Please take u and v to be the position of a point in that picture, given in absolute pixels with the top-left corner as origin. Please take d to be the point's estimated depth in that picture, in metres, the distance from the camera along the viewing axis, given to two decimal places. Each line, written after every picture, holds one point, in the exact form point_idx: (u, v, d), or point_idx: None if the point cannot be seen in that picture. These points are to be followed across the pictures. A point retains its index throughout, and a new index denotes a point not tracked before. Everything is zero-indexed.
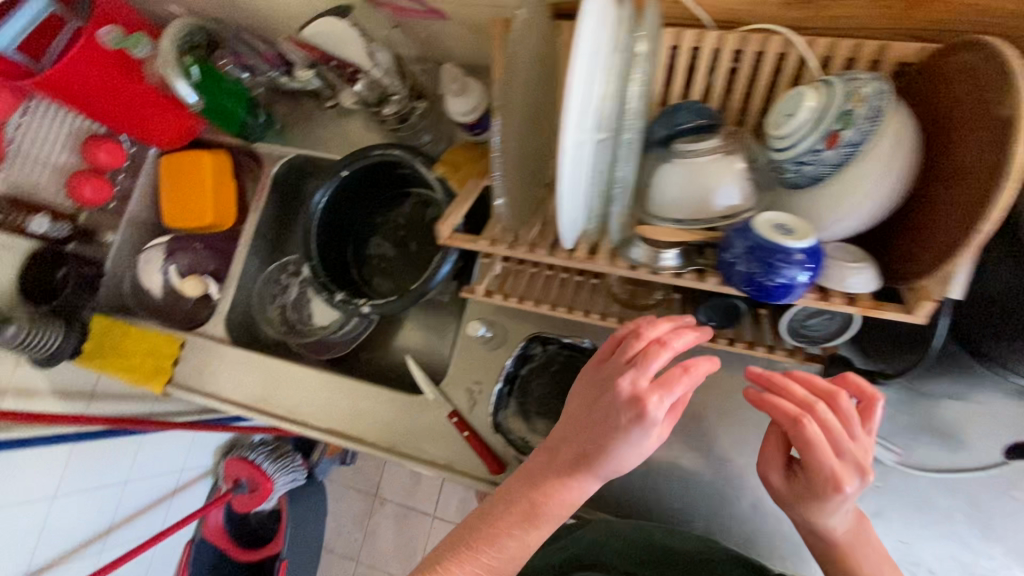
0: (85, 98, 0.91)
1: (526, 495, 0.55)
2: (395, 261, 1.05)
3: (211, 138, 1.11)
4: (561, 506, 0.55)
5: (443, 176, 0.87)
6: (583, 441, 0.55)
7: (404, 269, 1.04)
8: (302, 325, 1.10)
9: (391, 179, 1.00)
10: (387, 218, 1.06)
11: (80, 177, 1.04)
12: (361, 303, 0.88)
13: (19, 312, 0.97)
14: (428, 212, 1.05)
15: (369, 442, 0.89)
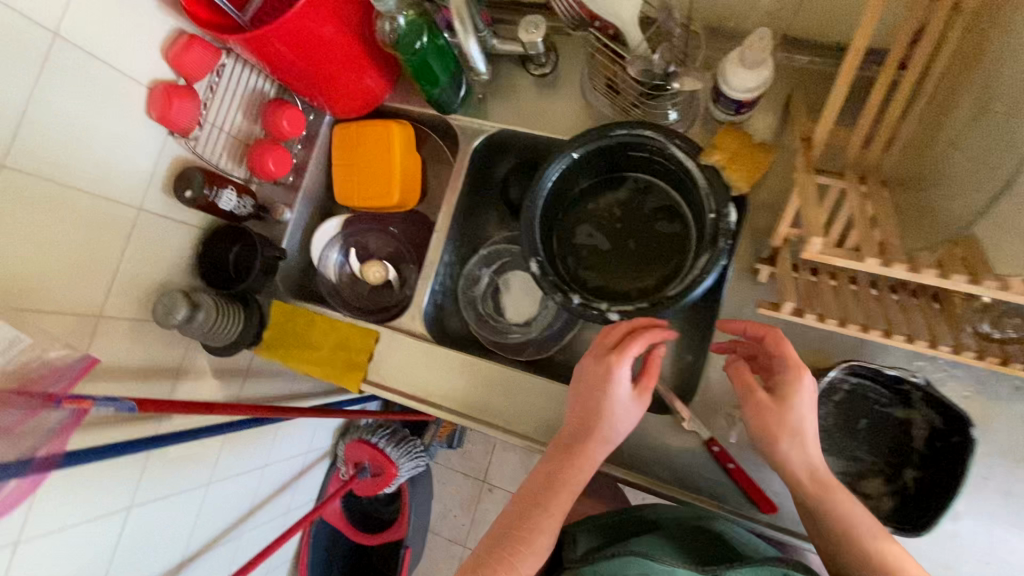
0: (293, 56, 0.79)
1: (577, 479, 0.71)
2: (608, 255, 0.93)
3: (394, 108, 1.00)
4: (588, 463, 0.71)
5: (718, 165, 0.76)
6: (585, 397, 0.72)
7: (620, 264, 0.92)
8: (495, 319, 0.99)
9: (619, 159, 0.87)
10: (599, 203, 0.93)
11: (260, 145, 0.93)
12: (608, 310, 0.77)
13: (205, 296, 0.88)
14: (649, 199, 0.92)
15: (602, 458, 0.82)
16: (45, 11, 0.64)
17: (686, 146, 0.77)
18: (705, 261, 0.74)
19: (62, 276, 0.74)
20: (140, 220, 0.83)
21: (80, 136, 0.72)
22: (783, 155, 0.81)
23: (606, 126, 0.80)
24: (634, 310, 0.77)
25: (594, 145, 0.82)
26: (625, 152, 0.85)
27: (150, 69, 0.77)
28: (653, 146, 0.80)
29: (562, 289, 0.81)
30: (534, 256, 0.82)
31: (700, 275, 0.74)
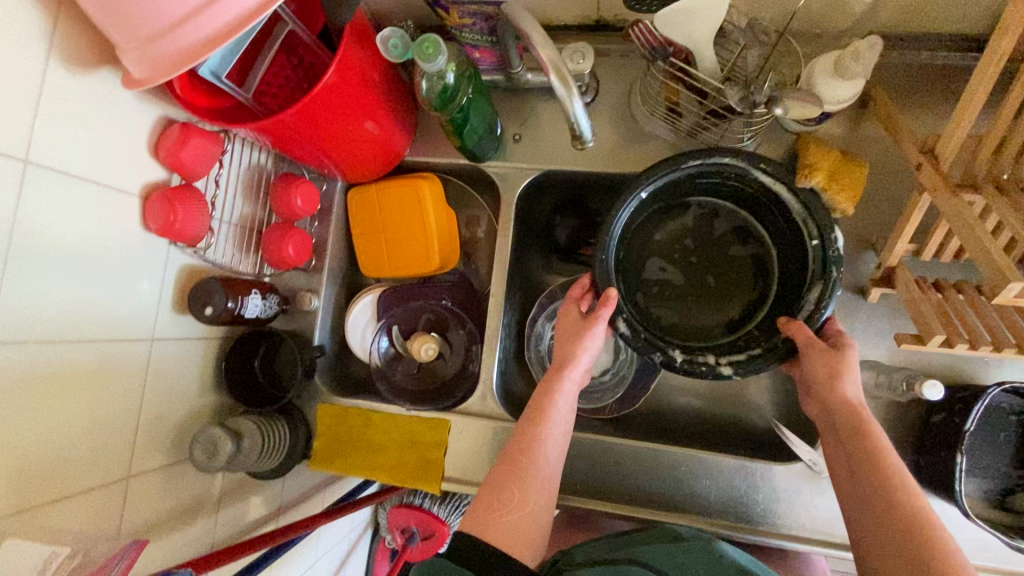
0: (308, 130, 0.66)
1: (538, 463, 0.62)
2: (682, 291, 0.82)
3: (414, 161, 0.88)
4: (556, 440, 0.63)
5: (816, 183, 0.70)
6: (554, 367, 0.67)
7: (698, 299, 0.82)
8: None
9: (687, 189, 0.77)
10: (664, 234, 0.83)
11: (272, 232, 0.79)
12: (723, 365, 0.64)
13: (243, 419, 0.75)
14: (718, 225, 0.82)
15: (731, 521, 0.74)
16: (9, 136, 0.49)
17: (774, 170, 0.69)
18: (817, 297, 0.66)
19: (77, 446, 0.60)
20: (156, 352, 0.69)
21: (72, 277, 0.57)
22: (868, 160, 0.75)
23: (677, 156, 0.70)
24: (750, 360, 0.65)
25: (667, 179, 0.71)
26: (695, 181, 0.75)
27: (139, 174, 0.63)
28: (729, 171, 0.71)
29: (658, 346, 0.67)
30: (619, 312, 0.68)
31: (818, 311, 0.65)
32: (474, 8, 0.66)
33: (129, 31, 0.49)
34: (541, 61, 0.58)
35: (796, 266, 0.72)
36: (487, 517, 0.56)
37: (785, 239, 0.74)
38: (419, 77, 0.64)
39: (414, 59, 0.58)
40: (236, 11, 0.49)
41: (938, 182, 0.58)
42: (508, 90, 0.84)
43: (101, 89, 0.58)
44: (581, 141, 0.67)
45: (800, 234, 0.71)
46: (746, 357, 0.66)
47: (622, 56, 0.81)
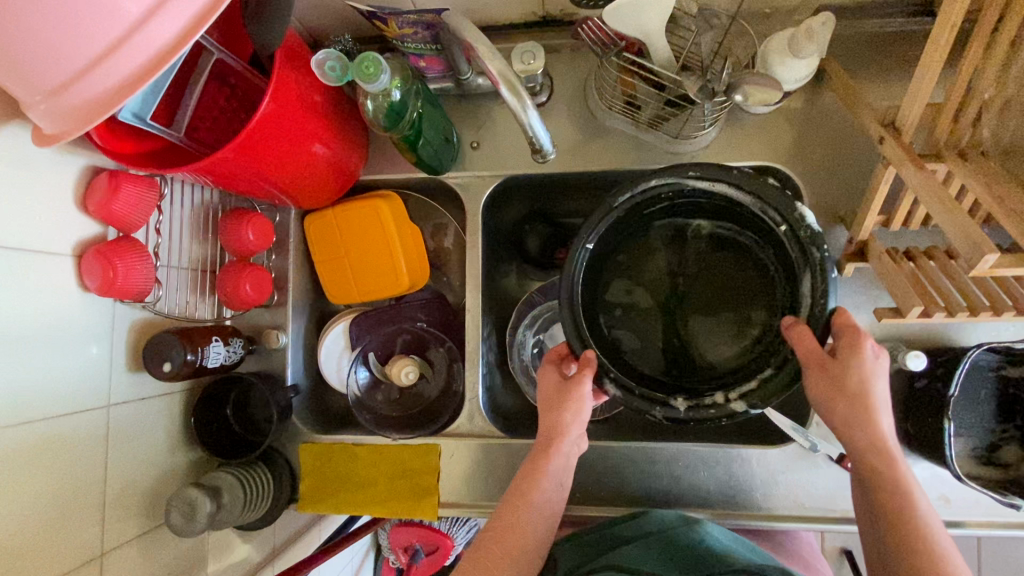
0: (249, 164, 0.62)
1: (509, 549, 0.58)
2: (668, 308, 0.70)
3: (370, 180, 0.84)
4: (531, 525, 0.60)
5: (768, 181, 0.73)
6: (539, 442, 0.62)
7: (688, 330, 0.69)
8: None
9: (636, 224, 0.68)
10: (631, 254, 0.70)
11: (228, 272, 0.74)
12: (732, 403, 0.59)
13: (221, 474, 0.71)
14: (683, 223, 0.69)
15: (734, 509, 0.73)
16: None
17: (705, 171, 0.60)
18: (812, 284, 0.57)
19: (39, 537, 0.55)
20: (114, 420, 0.64)
21: (7, 357, 0.52)
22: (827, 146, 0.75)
23: (603, 203, 0.63)
24: (762, 387, 0.59)
25: (605, 224, 0.64)
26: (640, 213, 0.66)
27: (68, 232, 0.58)
28: (664, 191, 0.63)
29: (657, 400, 0.62)
30: (606, 374, 0.63)
31: (817, 302, 0.57)
32: (414, 17, 0.63)
33: (30, 84, 0.44)
34: (490, 75, 0.55)
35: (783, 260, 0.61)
36: None
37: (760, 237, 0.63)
38: (363, 97, 0.60)
39: (354, 81, 0.55)
40: (149, 50, 0.44)
41: (902, 156, 0.57)
42: (460, 96, 0.81)
43: (11, 147, 0.52)
44: (542, 153, 0.65)
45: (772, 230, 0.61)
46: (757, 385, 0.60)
47: (573, 50, 0.79)
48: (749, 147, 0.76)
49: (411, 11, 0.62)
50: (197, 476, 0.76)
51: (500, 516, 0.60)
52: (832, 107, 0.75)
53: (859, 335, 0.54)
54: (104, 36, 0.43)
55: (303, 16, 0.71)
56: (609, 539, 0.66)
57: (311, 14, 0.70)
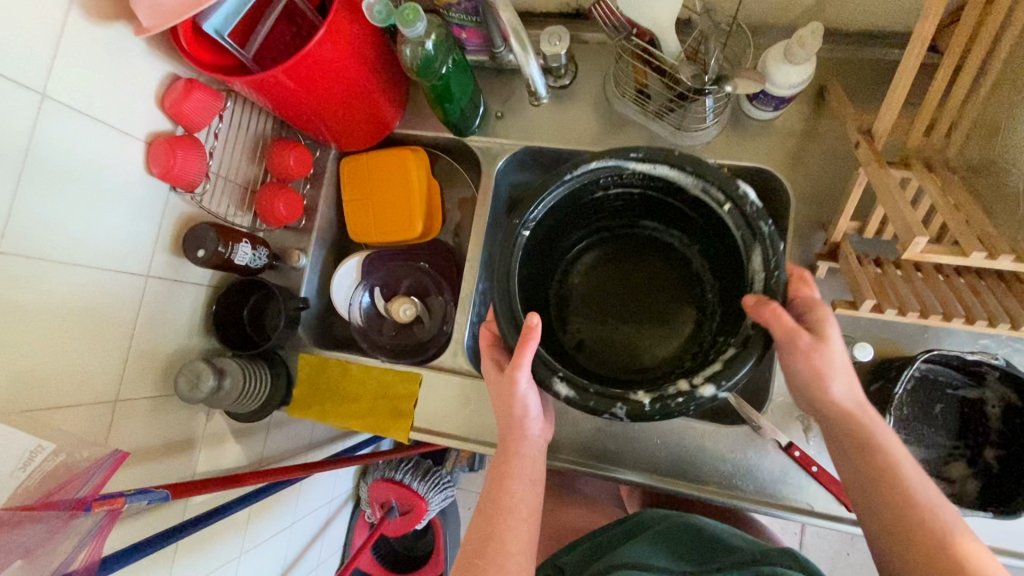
0: (299, 91, 0.72)
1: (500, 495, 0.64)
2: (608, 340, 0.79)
3: (403, 134, 0.94)
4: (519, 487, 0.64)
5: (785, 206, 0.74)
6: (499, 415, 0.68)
7: (738, 318, 0.66)
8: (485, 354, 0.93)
9: (589, 199, 0.74)
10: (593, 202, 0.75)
11: (266, 190, 0.85)
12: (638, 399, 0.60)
13: (228, 360, 0.80)
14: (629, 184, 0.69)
15: (680, 478, 0.77)
16: (28, 69, 0.56)
17: (646, 155, 0.65)
18: (773, 263, 0.60)
19: (69, 364, 0.65)
20: (149, 290, 0.74)
21: (81, 206, 0.64)
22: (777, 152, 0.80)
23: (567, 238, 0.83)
24: (722, 369, 0.59)
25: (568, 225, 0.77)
26: (588, 197, 0.73)
27: (145, 121, 0.69)
28: (605, 175, 0.68)
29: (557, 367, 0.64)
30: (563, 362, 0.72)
31: (770, 273, 0.60)
32: None
33: None
34: (504, 26, 0.62)
35: (726, 234, 0.67)
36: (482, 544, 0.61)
37: (684, 225, 0.76)
38: (401, 44, 0.69)
39: (394, 24, 0.63)
40: None
41: (871, 158, 0.63)
42: (494, 72, 0.91)
43: (115, 40, 0.64)
44: (535, 95, 0.75)
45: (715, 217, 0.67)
46: (721, 364, 0.59)
47: (599, 44, 0.87)
48: (746, 150, 0.82)
49: None
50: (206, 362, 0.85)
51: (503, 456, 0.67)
52: (829, 125, 0.81)
53: (818, 305, 0.59)
54: None
55: None
56: (606, 543, 0.77)
57: None
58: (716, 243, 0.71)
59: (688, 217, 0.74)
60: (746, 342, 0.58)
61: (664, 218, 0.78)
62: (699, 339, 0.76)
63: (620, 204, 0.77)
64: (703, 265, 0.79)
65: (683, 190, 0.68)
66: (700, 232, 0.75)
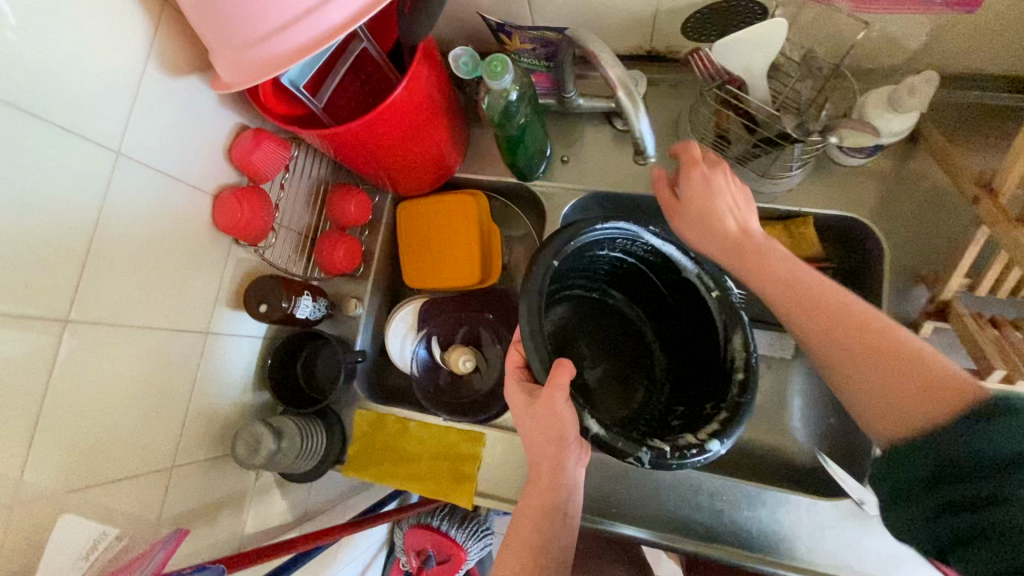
0: (371, 141, 0.69)
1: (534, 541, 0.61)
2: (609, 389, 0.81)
3: (463, 178, 0.90)
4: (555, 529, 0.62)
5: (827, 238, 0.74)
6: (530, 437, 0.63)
7: (713, 389, 0.68)
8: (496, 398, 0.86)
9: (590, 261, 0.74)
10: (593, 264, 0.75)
11: (326, 238, 0.81)
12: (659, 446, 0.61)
13: (285, 419, 0.76)
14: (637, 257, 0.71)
15: (760, 552, 0.71)
16: (105, 127, 0.53)
17: (665, 232, 0.68)
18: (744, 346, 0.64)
19: (128, 433, 0.61)
20: (208, 348, 0.71)
21: (149, 265, 0.60)
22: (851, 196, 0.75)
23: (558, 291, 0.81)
24: (721, 429, 0.62)
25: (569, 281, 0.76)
26: (609, 250, 0.72)
27: (212, 173, 0.66)
28: (622, 239, 0.69)
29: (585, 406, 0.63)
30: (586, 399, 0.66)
31: (749, 355, 0.64)
32: (534, 34, 0.71)
33: (225, 41, 0.53)
34: (609, 76, 0.53)
35: (699, 321, 0.71)
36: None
37: (657, 305, 0.79)
38: (482, 95, 0.66)
39: (482, 77, 0.61)
40: (322, 30, 0.52)
41: (997, 216, 0.58)
42: (559, 116, 0.87)
43: (189, 93, 0.61)
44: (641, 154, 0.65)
45: (700, 302, 0.69)
46: (719, 423, 0.62)
47: (671, 86, 0.83)
48: (833, 197, 0.77)
49: (534, 28, 0.70)
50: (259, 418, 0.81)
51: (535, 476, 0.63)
52: (922, 172, 0.76)
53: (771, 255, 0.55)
54: (295, 8, 0.51)
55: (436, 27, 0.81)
56: None
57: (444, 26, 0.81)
58: (679, 328, 0.76)
59: (666, 296, 0.76)
60: (737, 410, 0.62)
61: (637, 287, 0.80)
62: (648, 408, 0.79)
63: (609, 271, 0.79)
64: (656, 345, 0.82)
65: (675, 267, 0.70)
66: (657, 312, 0.81)
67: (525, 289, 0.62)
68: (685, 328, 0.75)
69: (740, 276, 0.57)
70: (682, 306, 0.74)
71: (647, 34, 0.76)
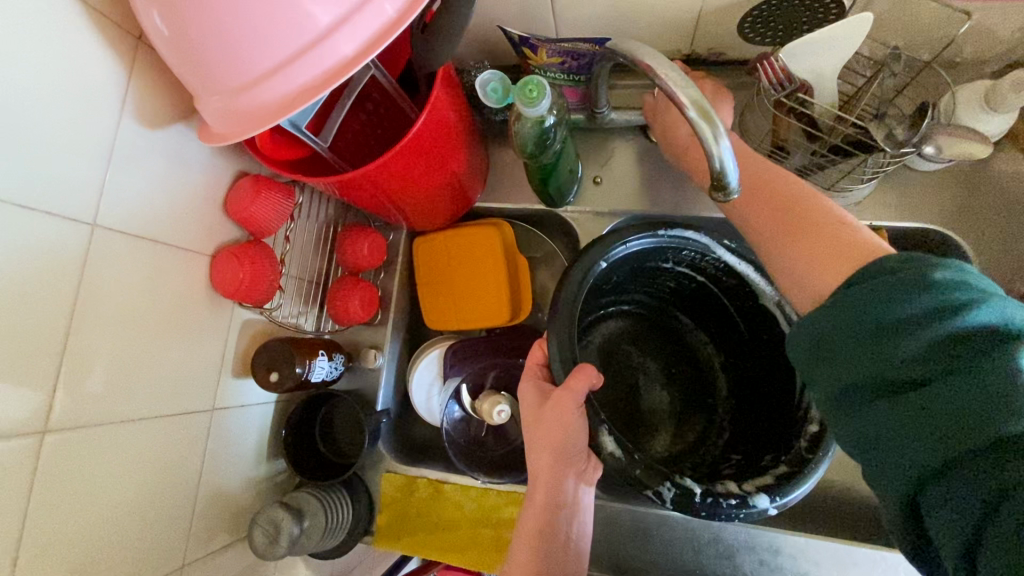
0: (387, 181, 0.61)
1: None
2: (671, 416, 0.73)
3: (484, 207, 0.82)
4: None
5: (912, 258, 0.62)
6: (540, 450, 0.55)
7: (778, 438, 0.60)
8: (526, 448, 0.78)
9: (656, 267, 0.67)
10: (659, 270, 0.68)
11: (338, 287, 0.73)
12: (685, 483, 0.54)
13: (306, 496, 0.68)
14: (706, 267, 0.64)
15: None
16: (75, 198, 0.45)
17: (742, 248, 0.60)
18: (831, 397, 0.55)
19: (129, 541, 0.53)
20: (214, 425, 0.62)
21: (140, 347, 0.52)
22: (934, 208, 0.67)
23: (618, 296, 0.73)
24: (776, 483, 0.54)
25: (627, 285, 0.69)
26: (676, 262, 0.66)
27: (207, 231, 0.58)
28: (690, 250, 0.62)
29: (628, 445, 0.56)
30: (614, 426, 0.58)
31: None
32: (565, 46, 0.62)
33: (214, 86, 0.45)
34: (676, 100, 0.41)
35: (775, 357, 0.63)
36: None
37: (727, 335, 0.71)
38: (512, 123, 0.56)
39: (514, 104, 0.52)
40: (325, 67, 0.44)
41: None
42: (588, 132, 0.78)
43: (173, 143, 0.53)
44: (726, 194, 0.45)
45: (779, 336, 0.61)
46: (774, 478, 0.55)
47: None
48: (909, 207, 0.68)
49: (565, 40, 0.61)
50: (278, 491, 0.73)
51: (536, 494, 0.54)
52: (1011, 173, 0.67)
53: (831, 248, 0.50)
54: (294, 42, 0.43)
55: None
56: None
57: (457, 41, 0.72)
58: (752, 366, 0.68)
59: (741, 327, 0.68)
60: (800, 465, 0.54)
61: (710, 312, 0.72)
62: (701, 448, 0.70)
63: (678, 287, 0.72)
64: (723, 383, 0.73)
65: (750, 294, 0.63)
66: (727, 345, 0.72)
67: (568, 275, 0.56)
68: (757, 366, 0.67)
69: (772, 238, 0.51)
70: (757, 340, 0.66)
71: (688, 36, 0.66)
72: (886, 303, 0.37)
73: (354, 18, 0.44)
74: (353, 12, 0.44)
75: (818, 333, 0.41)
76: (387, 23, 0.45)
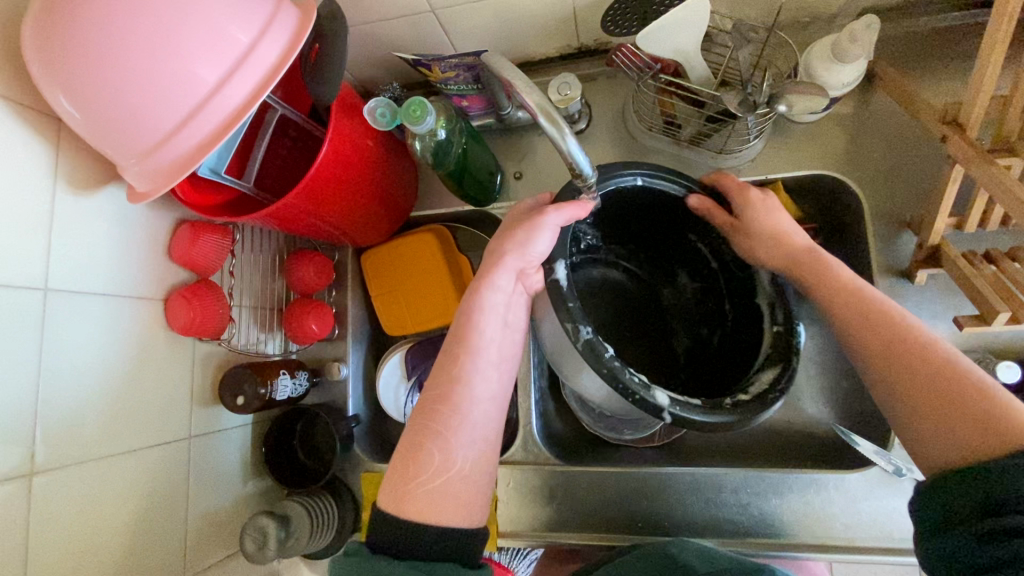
0: (314, 209, 0.66)
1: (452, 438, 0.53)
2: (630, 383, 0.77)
3: (421, 216, 0.87)
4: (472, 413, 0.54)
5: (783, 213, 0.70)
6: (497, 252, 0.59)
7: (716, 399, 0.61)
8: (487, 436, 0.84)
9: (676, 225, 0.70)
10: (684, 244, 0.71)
11: (292, 310, 0.79)
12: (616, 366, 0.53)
13: (290, 502, 0.74)
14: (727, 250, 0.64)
15: (779, 537, 0.69)
16: (23, 266, 0.51)
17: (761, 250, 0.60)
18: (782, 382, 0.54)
19: (129, 562, 0.59)
20: (193, 451, 0.68)
21: (108, 392, 0.58)
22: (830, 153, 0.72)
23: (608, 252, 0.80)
24: (694, 409, 0.52)
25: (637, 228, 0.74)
26: (697, 240, 0.69)
27: (155, 277, 0.64)
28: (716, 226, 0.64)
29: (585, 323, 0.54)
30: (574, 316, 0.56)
31: (770, 392, 0.54)
32: (454, 61, 0.68)
33: (127, 151, 0.51)
34: (527, 107, 0.49)
35: (745, 351, 0.64)
36: (400, 481, 0.51)
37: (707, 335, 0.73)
38: (411, 139, 0.65)
39: (403, 123, 0.61)
40: (220, 118, 0.50)
41: (970, 154, 0.54)
42: (503, 131, 0.84)
43: (109, 204, 0.59)
44: (584, 179, 0.55)
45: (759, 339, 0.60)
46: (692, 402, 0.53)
47: (609, 77, 0.79)
48: (799, 155, 0.73)
49: (452, 55, 0.67)
50: (267, 502, 0.79)
51: (479, 279, 0.59)
52: (888, 110, 0.72)
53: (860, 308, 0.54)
54: (190, 101, 0.49)
55: (357, 70, 0.78)
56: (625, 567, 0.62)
57: (365, 68, 0.78)
58: (721, 365, 0.68)
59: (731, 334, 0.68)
60: (714, 406, 0.53)
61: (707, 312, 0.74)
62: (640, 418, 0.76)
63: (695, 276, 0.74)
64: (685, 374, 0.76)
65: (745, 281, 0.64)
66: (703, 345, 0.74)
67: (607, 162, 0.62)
68: (730, 358, 0.67)
69: (862, 326, 0.51)
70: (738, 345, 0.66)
71: (571, 31, 0.72)
72: (992, 487, 0.40)
73: (239, 71, 0.50)
74: (237, 66, 0.50)
75: (934, 497, 0.44)
76: (272, 69, 0.52)
